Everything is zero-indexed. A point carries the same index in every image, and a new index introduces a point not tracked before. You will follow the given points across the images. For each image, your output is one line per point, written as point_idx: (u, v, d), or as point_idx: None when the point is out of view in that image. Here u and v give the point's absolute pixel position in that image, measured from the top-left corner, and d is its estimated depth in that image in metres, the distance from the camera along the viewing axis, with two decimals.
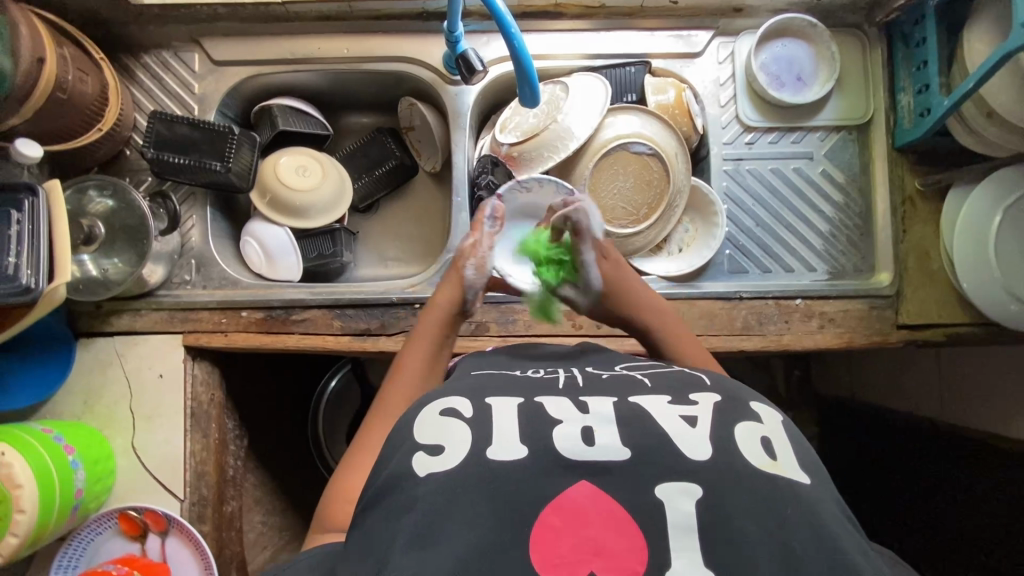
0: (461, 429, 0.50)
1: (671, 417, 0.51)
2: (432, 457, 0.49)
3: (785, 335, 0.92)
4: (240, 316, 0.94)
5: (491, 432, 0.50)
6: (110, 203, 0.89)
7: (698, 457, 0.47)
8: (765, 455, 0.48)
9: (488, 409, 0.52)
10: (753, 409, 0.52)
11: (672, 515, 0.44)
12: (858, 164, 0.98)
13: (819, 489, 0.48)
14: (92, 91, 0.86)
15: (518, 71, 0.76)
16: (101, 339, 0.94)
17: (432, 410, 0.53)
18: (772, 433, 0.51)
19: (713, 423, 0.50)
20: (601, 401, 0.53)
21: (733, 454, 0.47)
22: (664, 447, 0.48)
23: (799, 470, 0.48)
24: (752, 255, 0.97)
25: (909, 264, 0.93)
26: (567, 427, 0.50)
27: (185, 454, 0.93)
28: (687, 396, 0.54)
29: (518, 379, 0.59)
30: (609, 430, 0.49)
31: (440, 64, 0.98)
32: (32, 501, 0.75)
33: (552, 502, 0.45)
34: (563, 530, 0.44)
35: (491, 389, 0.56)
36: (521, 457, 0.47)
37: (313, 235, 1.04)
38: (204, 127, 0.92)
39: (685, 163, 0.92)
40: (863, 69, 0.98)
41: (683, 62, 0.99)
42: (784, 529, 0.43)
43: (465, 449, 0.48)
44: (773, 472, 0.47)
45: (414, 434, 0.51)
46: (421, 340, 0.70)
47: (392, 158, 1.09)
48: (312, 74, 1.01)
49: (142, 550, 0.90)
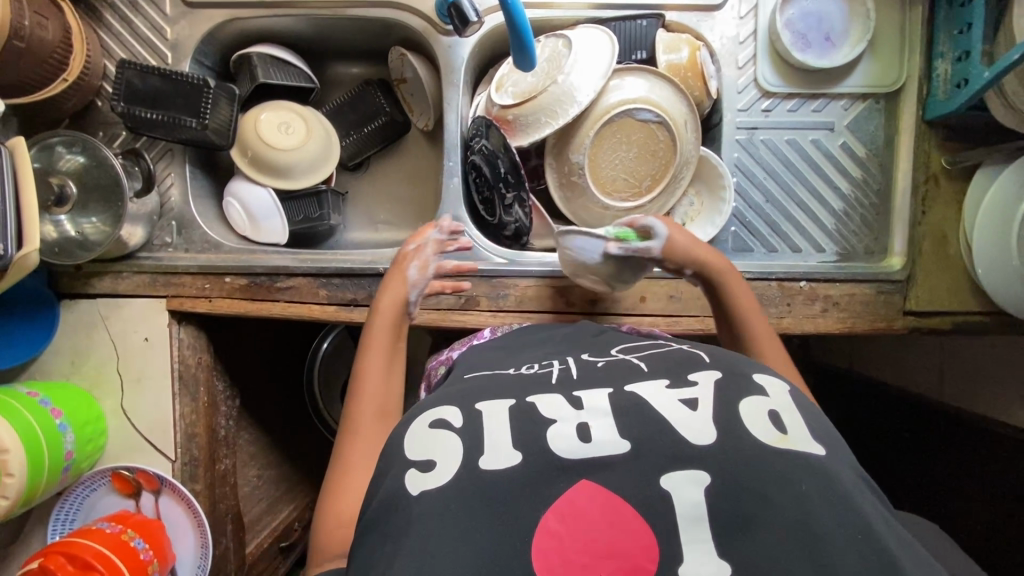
0: (451, 441, 0.53)
1: (672, 401, 0.53)
2: (424, 473, 0.51)
3: (785, 317, 0.89)
4: (224, 281, 0.91)
5: (483, 440, 0.52)
6: (81, 159, 0.85)
7: (700, 442, 0.49)
8: (773, 430, 0.50)
9: (478, 416, 0.55)
10: (756, 381, 0.55)
11: (680, 505, 0.46)
12: (882, 137, 0.91)
13: (832, 459, 0.49)
14: (54, 37, 0.79)
15: (509, 28, 0.68)
16: (84, 301, 0.92)
17: (422, 424, 0.56)
18: (781, 406, 0.53)
19: (716, 402, 0.52)
20: (596, 394, 0.55)
21: (736, 431, 0.49)
22: (663, 435, 0.50)
23: (811, 441, 0.50)
24: (758, 233, 0.91)
25: (924, 249, 0.88)
26: (562, 427, 0.52)
27: (175, 416, 0.93)
28: (687, 376, 0.57)
29: (509, 379, 0.61)
30: (605, 424, 0.52)
31: (431, 12, 0.89)
32: (20, 465, 0.76)
33: (552, 508, 0.47)
34: (561, 533, 0.46)
35: (480, 394, 0.58)
36: (512, 464, 0.49)
37: (296, 197, 0.98)
38: (175, 79, 0.86)
39: (694, 132, 0.85)
40: (899, 29, 0.88)
41: (700, 16, 0.89)
42: (801, 503, 0.45)
43: (454, 465, 0.51)
44: (783, 446, 0.49)
45: (404, 452, 0.54)
46: (375, 350, 0.76)
47: (382, 114, 1.03)
48: (295, 20, 0.93)
49: (136, 507, 0.92)
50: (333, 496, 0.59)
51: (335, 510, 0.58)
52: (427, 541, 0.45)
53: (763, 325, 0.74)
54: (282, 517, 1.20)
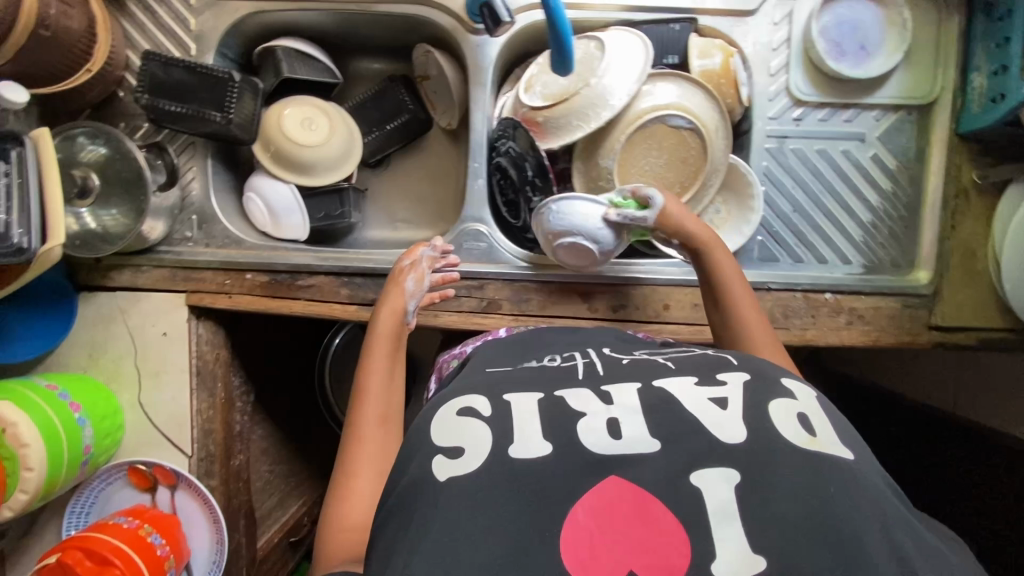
0: (480, 429, 0.53)
1: (701, 399, 0.53)
2: (452, 461, 0.51)
3: (809, 329, 0.88)
4: (245, 278, 0.91)
5: (512, 429, 0.52)
6: (103, 151, 0.84)
7: (733, 441, 0.49)
8: (803, 432, 0.50)
9: (506, 406, 0.55)
10: (785, 386, 0.56)
11: (711, 502, 0.46)
12: (914, 150, 0.90)
13: (860, 462, 0.50)
14: (79, 26, 0.77)
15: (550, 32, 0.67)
16: (102, 294, 0.91)
17: (450, 411, 0.56)
18: (809, 409, 0.53)
19: (746, 403, 0.52)
20: (625, 390, 0.56)
21: (767, 433, 0.50)
22: (697, 435, 0.50)
23: (840, 445, 0.51)
24: (785, 243, 0.91)
25: (952, 263, 0.87)
26: (593, 421, 0.52)
27: (192, 411, 0.93)
28: (715, 375, 0.57)
29: (535, 371, 0.61)
30: (635, 420, 0.52)
31: (461, 10, 0.87)
32: (40, 458, 0.76)
33: (581, 501, 0.47)
34: (591, 528, 0.46)
35: (508, 385, 0.58)
36: (544, 453, 0.50)
37: (318, 194, 0.97)
38: (202, 72, 0.84)
39: (724, 139, 0.84)
40: (935, 39, 0.87)
41: (734, 21, 0.88)
42: (823, 501, 0.46)
43: (485, 452, 0.51)
44: (813, 448, 0.49)
45: (431, 439, 0.54)
46: (376, 362, 0.73)
47: (406, 111, 1.02)
48: (320, 14, 0.91)
49: (152, 501, 0.92)
50: (340, 509, 0.59)
51: (342, 521, 0.58)
52: (465, 548, 0.45)
53: (754, 317, 0.72)
54: (292, 512, 1.20)
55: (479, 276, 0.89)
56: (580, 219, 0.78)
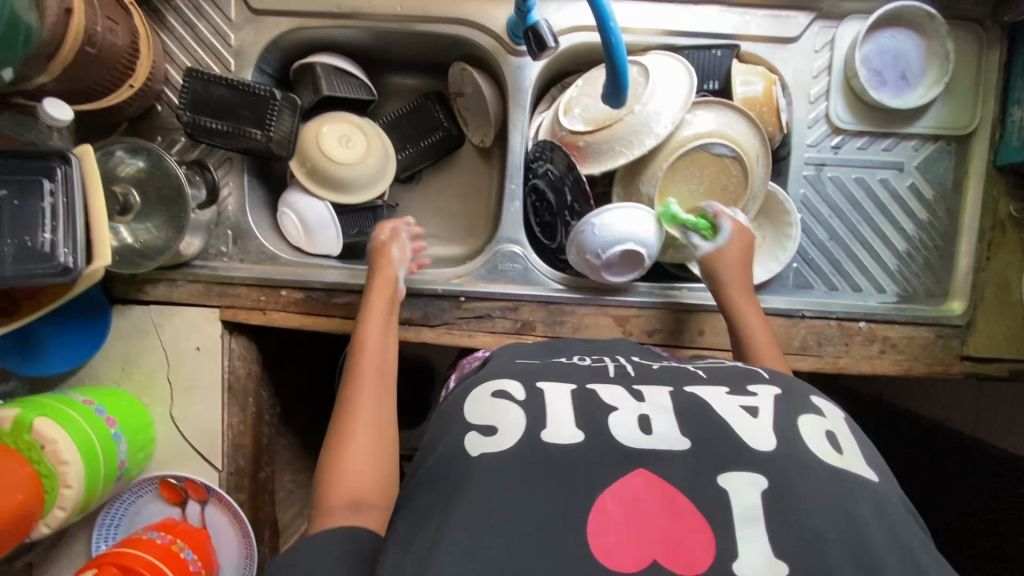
0: (514, 412, 0.55)
1: (732, 406, 0.55)
2: (485, 437, 0.53)
3: (842, 357, 0.89)
4: (280, 294, 0.91)
5: (545, 415, 0.54)
6: (141, 165, 0.84)
7: (764, 448, 0.50)
8: (830, 448, 0.52)
9: (539, 394, 0.57)
10: (815, 403, 0.57)
11: (737, 504, 0.48)
12: (952, 180, 0.89)
13: (885, 486, 0.51)
14: (123, 43, 0.77)
15: (610, 70, 0.68)
16: (137, 307, 0.91)
17: (486, 391, 0.59)
18: (836, 428, 0.55)
19: (775, 415, 0.54)
20: (656, 390, 0.58)
21: (799, 447, 0.51)
22: (724, 437, 0.51)
23: (866, 467, 0.52)
24: (820, 270, 0.91)
25: (986, 294, 0.88)
26: (624, 415, 0.54)
27: (223, 426, 0.93)
28: (745, 387, 0.58)
29: (567, 366, 0.63)
30: (666, 417, 0.54)
31: (503, 30, 0.87)
32: (78, 476, 0.76)
33: (610, 487, 0.49)
34: (617, 516, 0.47)
35: (544, 373, 0.60)
36: (577, 440, 0.52)
37: (354, 211, 0.98)
38: (243, 90, 0.85)
39: (764, 167, 0.84)
40: (976, 69, 0.87)
41: (775, 47, 0.88)
42: (851, 520, 0.47)
43: (518, 432, 0.53)
44: (840, 466, 0.51)
45: (466, 415, 0.56)
46: (371, 324, 0.77)
47: (439, 128, 1.02)
48: (359, 31, 0.91)
49: (181, 515, 0.92)
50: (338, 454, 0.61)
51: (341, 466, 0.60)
52: None
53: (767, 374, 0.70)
54: None
55: (514, 298, 0.89)
56: (621, 230, 0.80)
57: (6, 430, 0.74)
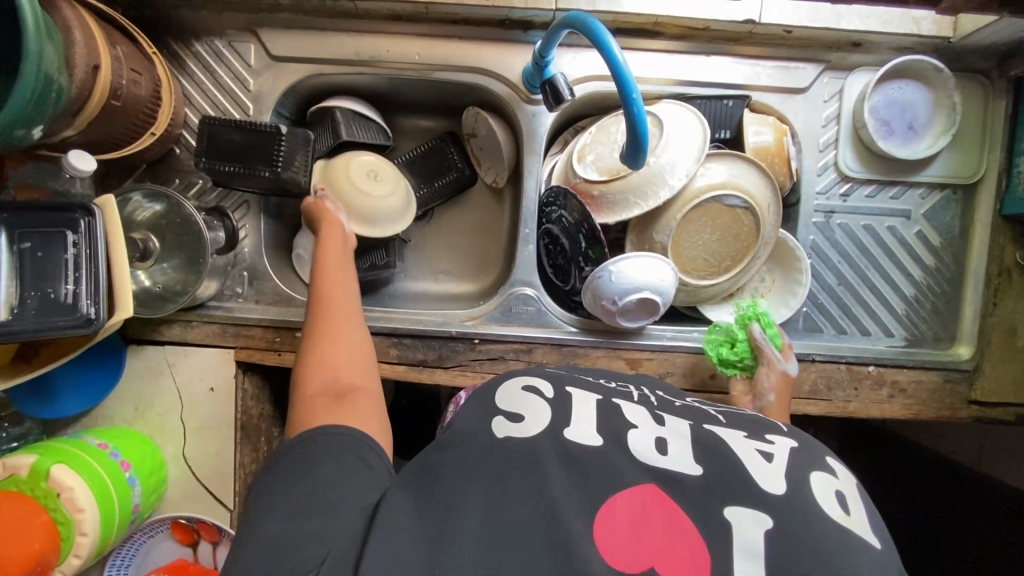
0: (540, 407, 0.60)
1: (748, 448, 0.57)
2: (511, 422, 0.58)
3: (852, 402, 0.90)
4: (295, 336, 0.91)
5: (569, 415, 0.59)
6: (157, 208, 0.85)
7: (773, 491, 0.51)
8: (838, 508, 0.51)
9: (567, 396, 0.62)
10: (828, 463, 0.57)
11: (739, 539, 0.48)
12: (957, 228, 0.92)
13: (889, 557, 0.49)
14: (146, 93, 0.78)
15: (629, 132, 0.68)
16: (151, 347, 0.91)
17: (516, 386, 0.64)
18: (847, 490, 0.54)
19: (791, 461, 0.55)
20: (677, 419, 0.62)
21: (806, 494, 0.51)
22: (735, 474, 0.53)
23: (873, 535, 0.50)
24: (829, 314, 0.92)
25: (993, 340, 0.89)
26: (642, 433, 0.58)
27: (235, 466, 0.93)
28: (764, 435, 0.61)
29: (594, 383, 0.69)
30: (683, 443, 0.57)
31: (518, 79, 0.89)
32: (94, 524, 0.76)
33: (622, 492, 0.52)
34: (622, 520, 0.50)
35: (571, 382, 0.67)
36: (597, 443, 0.56)
37: (368, 248, 1.00)
38: (249, 130, 0.85)
39: (776, 216, 0.86)
40: (981, 120, 0.89)
41: (784, 97, 0.90)
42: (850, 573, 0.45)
43: (543, 420, 0.58)
44: (844, 524, 0.50)
45: (499, 403, 0.62)
46: (330, 310, 0.71)
47: (453, 169, 1.03)
48: (376, 77, 0.92)
49: (193, 556, 0.91)
50: (318, 375, 0.63)
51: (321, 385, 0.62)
52: None
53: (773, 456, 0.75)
54: None
55: (528, 340, 0.90)
56: (638, 279, 0.81)
57: (22, 478, 0.74)
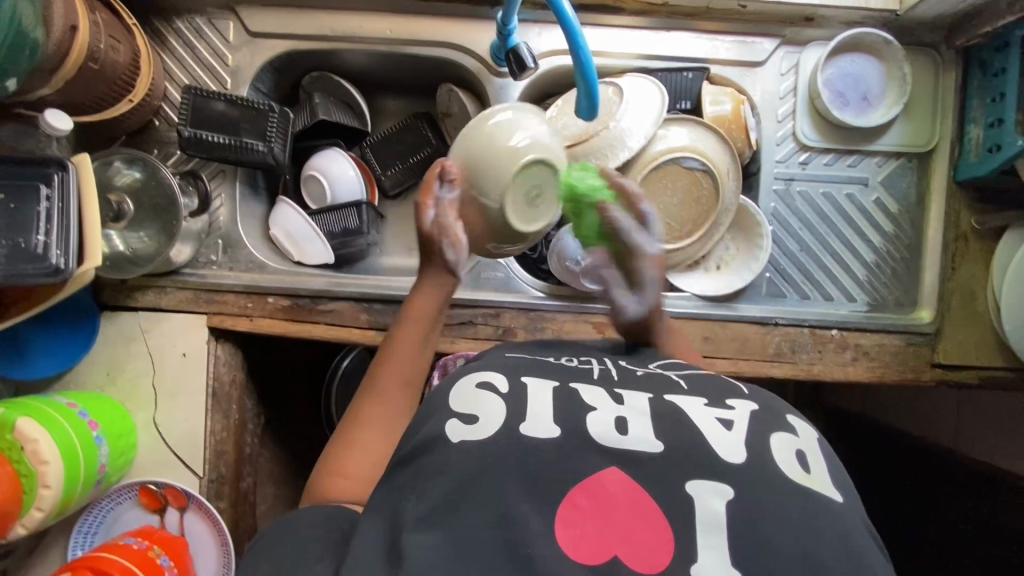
0: (494, 403, 0.57)
1: (707, 417, 0.56)
2: (465, 425, 0.55)
3: (816, 364, 0.91)
4: (267, 301, 0.93)
5: (525, 409, 0.56)
6: (137, 175, 0.88)
7: (733, 460, 0.52)
8: (798, 467, 0.53)
9: (522, 388, 0.59)
10: (789, 421, 0.58)
11: (701, 511, 0.49)
12: (915, 195, 0.94)
13: (847, 505, 0.52)
14: (124, 60, 0.81)
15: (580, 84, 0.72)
16: (125, 313, 0.93)
17: (468, 384, 0.60)
18: (807, 447, 0.56)
19: (750, 427, 0.55)
20: (637, 396, 0.59)
21: (766, 461, 0.52)
22: (697, 446, 0.53)
23: (831, 486, 0.53)
24: (792, 279, 0.94)
25: (953, 304, 0.91)
26: (601, 414, 0.56)
27: (206, 432, 0.93)
28: (724, 401, 0.59)
29: (552, 364, 0.65)
30: (643, 422, 0.55)
31: (486, 53, 0.93)
32: (57, 476, 0.76)
33: (581, 483, 0.51)
34: (583, 509, 0.50)
35: (527, 369, 0.63)
36: (553, 435, 0.54)
37: (334, 209, 1.00)
38: (241, 105, 0.89)
39: (735, 181, 0.88)
40: (933, 92, 0.92)
41: (742, 70, 0.93)
42: (814, 534, 0.48)
43: (499, 420, 0.55)
44: (805, 484, 0.52)
45: (450, 403, 0.58)
46: (378, 394, 0.65)
47: (428, 146, 1.04)
48: (350, 53, 0.96)
49: (160, 522, 0.91)
50: (344, 452, 0.62)
51: (342, 464, 0.61)
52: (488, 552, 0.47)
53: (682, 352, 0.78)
54: None
55: (497, 304, 0.91)
56: None
57: None
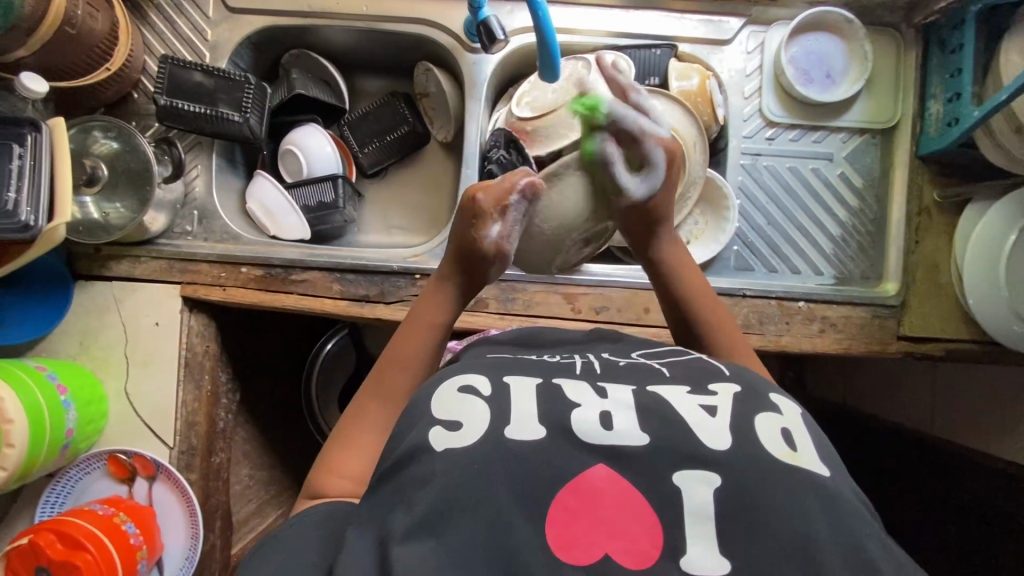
0: (477, 405, 0.54)
1: (691, 405, 0.54)
2: (451, 432, 0.52)
3: (784, 336, 0.92)
4: (241, 271, 0.94)
5: (510, 411, 0.53)
6: (114, 145, 0.89)
7: (717, 448, 0.50)
8: (784, 446, 0.51)
9: (506, 388, 0.56)
10: (772, 400, 0.56)
11: (689, 503, 0.48)
12: (878, 170, 0.96)
13: (837, 480, 0.51)
14: (102, 29, 0.83)
15: (538, 42, 0.74)
16: (99, 282, 0.93)
17: (452, 387, 0.57)
18: (792, 425, 0.54)
19: (734, 412, 0.53)
20: (620, 387, 0.57)
21: (751, 442, 0.51)
22: (683, 435, 0.51)
23: (819, 462, 0.52)
24: (760, 253, 0.95)
25: (917, 276, 0.92)
26: (586, 411, 0.53)
27: (177, 402, 0.93)
28: (707, 385, 0.57)
29: (534, 363, 0.62)
30: (627, 416, 0.53)
31: (460, 30, 0.95)
32: (21, 436, 0.76)
33: (570, 483, 0.49)
34: (573, 508, 0.48)
35: (509, 368, 0.59)
36: (540, 436, 0.51)
37: (300, 186, 1.01)
38: (218, 75, 0.91)
39: (702, 153, 0.90)
40: (894, 71, 0.95)
41: (710, 48, 0.96)
42: (804, 517, 0.47)
43: (483, 425, 0.52)
44: (791, 461, 0.50)
45: (432, 409, 0.55)
46: (366, 400, 0.66)
47: (405, 123, 1.07)
48: (329, 31, 0.99)
49: (129, 493, 0.91)
50: (335, 455, 0.62)
51: (334, 463, 0.61)
52: (440, 494, 0.48)
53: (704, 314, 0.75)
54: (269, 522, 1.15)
55: None
56: None
57: None
